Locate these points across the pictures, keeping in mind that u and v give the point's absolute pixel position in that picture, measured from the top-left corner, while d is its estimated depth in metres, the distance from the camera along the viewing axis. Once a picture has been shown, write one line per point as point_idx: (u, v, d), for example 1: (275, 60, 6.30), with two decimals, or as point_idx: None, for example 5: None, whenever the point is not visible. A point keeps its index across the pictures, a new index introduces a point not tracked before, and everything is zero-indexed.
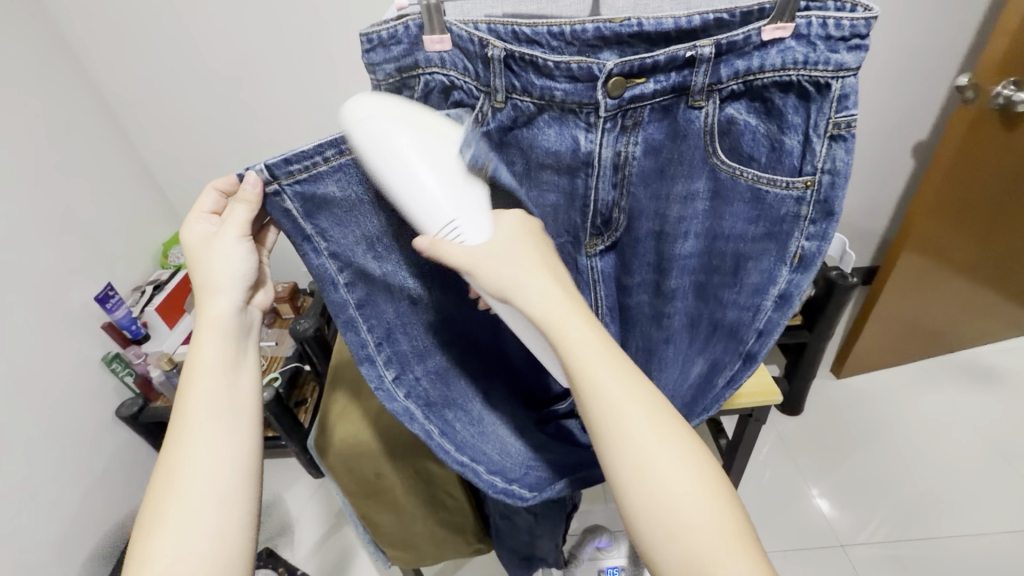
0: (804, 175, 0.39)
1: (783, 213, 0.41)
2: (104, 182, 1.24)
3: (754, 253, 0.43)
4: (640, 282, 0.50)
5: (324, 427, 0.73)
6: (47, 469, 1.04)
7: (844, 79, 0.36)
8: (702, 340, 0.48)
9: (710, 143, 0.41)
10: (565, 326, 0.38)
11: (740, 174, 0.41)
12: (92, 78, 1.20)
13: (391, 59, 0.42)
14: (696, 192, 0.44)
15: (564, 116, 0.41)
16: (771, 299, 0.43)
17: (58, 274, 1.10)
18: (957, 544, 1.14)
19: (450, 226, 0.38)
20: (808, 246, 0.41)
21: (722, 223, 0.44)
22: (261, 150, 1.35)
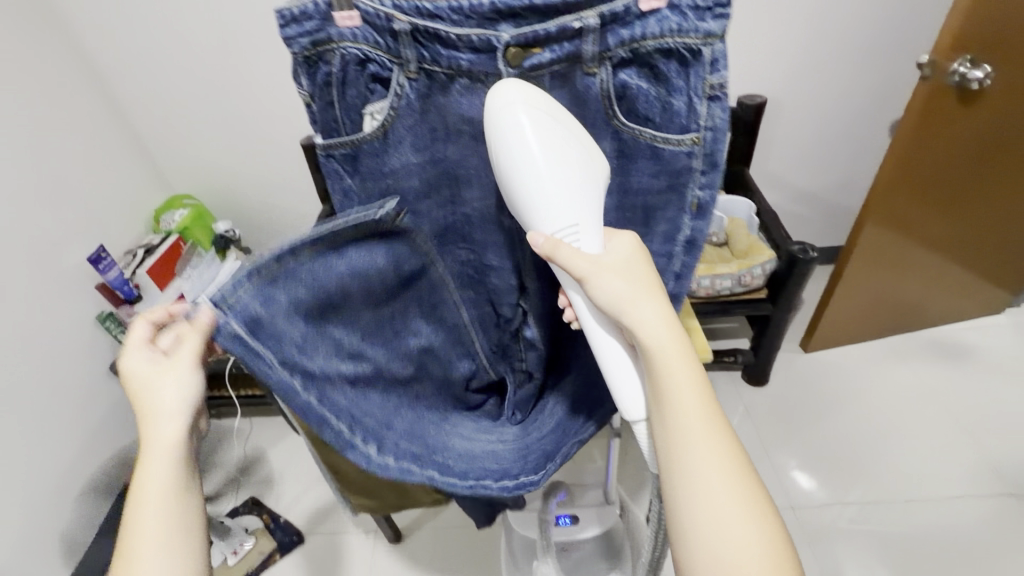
0: (690, 133, 0.45)
1: (678, 166, 0.46)
2: (97, 149, 1.29)
3: (661, 204, 0.49)
4: None
5: None
6: (45, 417, 1.12)
7: (713, 44, 0.42)
8: None
9: (610, 107, 0.45)
10: (667, 350, 0.45)
11: (640, 134, 0.46)
12: (82, 47, 1.24)
13: (304, 34, 0.43)
14: (604, 154, 0.48)
15: (473, 85, 0.44)
16: (680, 245, 0.50)
17: (51, 235, 1.16)
18: (900, 507, 1.20)
19: (570, 229, 0.45)
20: (702, 196, 0.48)
21: (630, 180, 0.48)
22: (248, 120, 1.38)
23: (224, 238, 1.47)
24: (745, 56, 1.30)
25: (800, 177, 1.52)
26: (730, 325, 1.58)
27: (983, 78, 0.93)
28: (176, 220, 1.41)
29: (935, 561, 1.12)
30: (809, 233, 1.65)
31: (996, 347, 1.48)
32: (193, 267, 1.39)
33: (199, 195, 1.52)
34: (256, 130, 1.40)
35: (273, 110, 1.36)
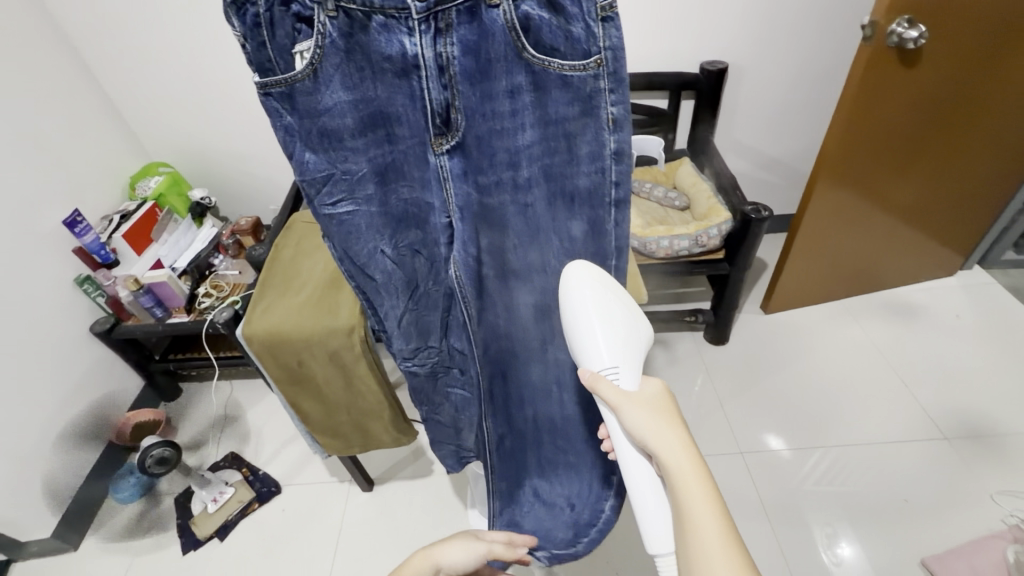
0: (593, 56, 0.48)
1: (588, 90, 0.50)
2: (70, 115, 1.30)
3: (578, 129, 0.53)
4: (498, 180, 0.57)
5: (252, 319, 0.84)
6: (25, 370, 1.17)
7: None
8: (564, 211, 0.60)
9: (516, 39, 0.48)
10: (682, 469, 0.52)
11: (549, 65, 0.49)
12: (50, 11, 1.25)
13: None
14: (519, 86, 0.51)
15: (389, 23, 0.47)
16: (610, 158, 0.55)
17: (26, 197, 1.19)
18: (843, 451, 1.27)
19: (612, 370, 0.58)
20: (616, 111, 0.52)
21: (547, 111, 0.52)
22: (223, 89, 1.40)
23: (200, 206, 1.51)
24: (708, 22, 1.33)
25: (762, 144, 1.56)
26: (693, 288, 1.64)
27: (917, 38, 0.97)
28: (151, 187, 1.44)
29: (874, 497, 1.19)
30: (774, 201, 1.70)
31: (944, 306, 1.55)
32: (169, 233, 1.43)
33: (176, 162, 1.54)
34: (228, 98, 1.42)
35: (243, 77, 1.38)
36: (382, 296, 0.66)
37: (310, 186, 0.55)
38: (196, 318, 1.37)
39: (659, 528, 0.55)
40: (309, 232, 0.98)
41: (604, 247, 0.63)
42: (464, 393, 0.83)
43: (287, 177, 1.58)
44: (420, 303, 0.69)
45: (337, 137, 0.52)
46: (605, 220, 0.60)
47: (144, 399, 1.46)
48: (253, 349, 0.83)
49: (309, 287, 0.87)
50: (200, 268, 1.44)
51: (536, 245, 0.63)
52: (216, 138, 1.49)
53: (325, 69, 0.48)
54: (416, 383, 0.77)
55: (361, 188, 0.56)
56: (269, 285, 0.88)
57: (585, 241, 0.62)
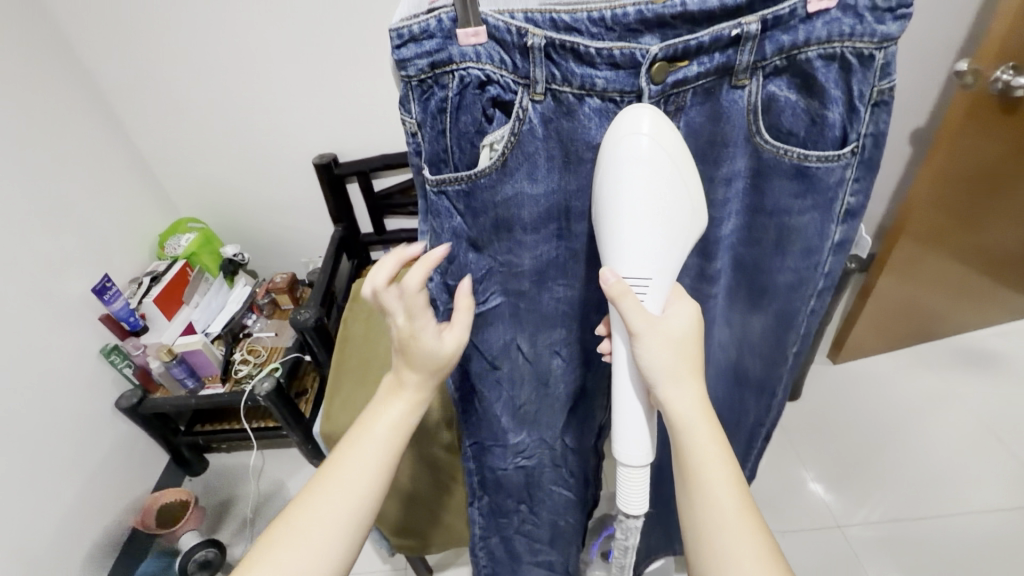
0: (850, 144, 0.43)
1: (830, 182, 0.45)
2: (99, 173, 1.22)
3: (799, 224, 0.48)
4: (684, 267, 0.54)
5: (329, 414, 0.75)
6: (41, 458, 1.05)
7: (888, 48, 0.39)
8: (745, 301, 0.57)
9: (753, 121, 0.43)
10: (696, 426, 0.45)
11: (784, 153, 0.44)
12: (83, 67, 1.18)
13: (424, 54, 0.41)
14: (738, 172, 0.47)
15: (605, 108, 0.43)
16: (829, 249, 0.49)
17: (50, 265, 1.09)
18: (948, 524, 1.16)
19: (642, 283, 0.44)
20: (853, 202, 0.46)
21: (765, 199, 0.48)
22: (262, 143, 1.31)
23: (232, 263, 1.40)
24: None
25: None
26: None
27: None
28: (183, 245, 1.32)
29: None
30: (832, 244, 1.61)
31: None
32: (201, 294, 1.32)
33: (205, 217, 1.45)
34: (265, 151, 1.33)
35: (278, 130, 1.29)
36: (502, 389, 0.62)
37: (465, 287, 0.52)
38: (231, 389, 1.25)
39: (636, 453, 0.49)
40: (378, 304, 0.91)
41: (785, 340, 0.58)
42: (568, 495, 0.78)
43: (324, 229, 1.48)
44: (543, 399, 0.66)
45: (509, 227, 0.48)
46: (798, 316, 0.55)
47: (168, 477, 1.33)
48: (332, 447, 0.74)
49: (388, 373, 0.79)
50: (233, 331, 1.32)
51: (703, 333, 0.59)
52: (249, 192, 1.40)
53: (515, 158, 0.44)
54: (506, 475, 0.72)
55: (519, 283, 0.53)
56: (343, 372, 0.80)
57: (766, 336, 0.58)
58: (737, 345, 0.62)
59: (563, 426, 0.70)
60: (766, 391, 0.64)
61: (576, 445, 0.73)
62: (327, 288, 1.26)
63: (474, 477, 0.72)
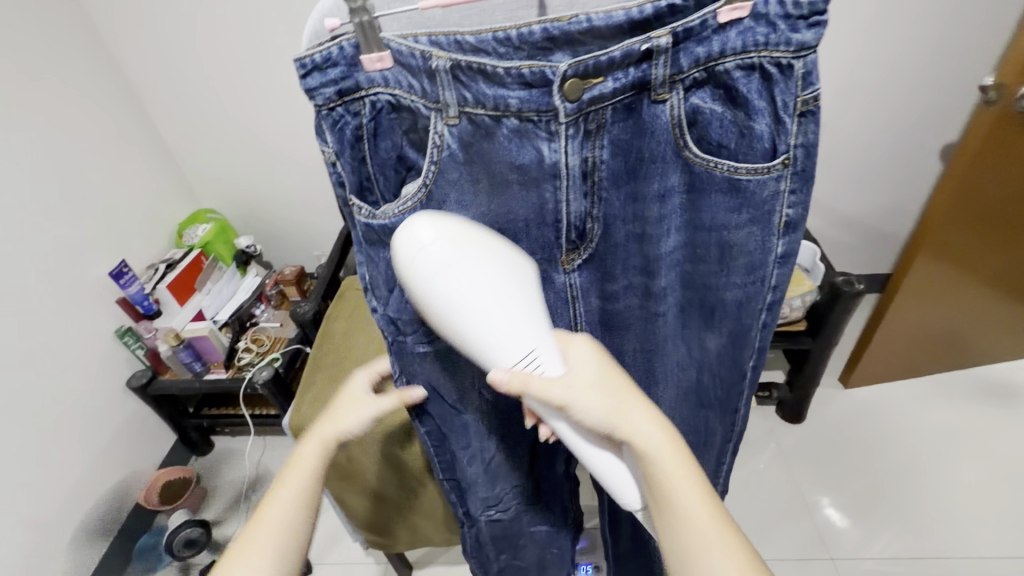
0: (780, 156, 0.42)
1: (764, 195, 0.43)
2: (122, 161, 1.28)
3: (739, 240, 0.46)
4: (627, 285, 0.52)
5: (298, 408, 0.78)
6: (53, 429, 1.11)
7: (806, 57, 0.38)
8: (698, 323, 0.54)
9: (679, 136, 0.42)
10: (662, 456, 0.45)
11: (715, 166, 0.43)
12: (114, 59, 1.25)
13: (329, 82, 0.41)
14: (671, 188, 0.45)
15: (523, 127, 0.42)
16: (773, 262, 0.47)
17: (73, 249, 1.16)
18: (953, 567, 1.08)
19: (531, 358, 0.44)
20: (791, 214, 0.44)
21: (701, 215, 0.46)
22: (275, 137, 1.35)
23: (245, 254, 1.46)
24: None
25: (843, 203, 1.40)
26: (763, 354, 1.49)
27: None
28: (199, 235, 1.38)
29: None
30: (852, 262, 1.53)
31: None
32: (214, 281, 1.38)
33: (221, 207, 1.51)
34: (278, 144, 1.37)
35: (289, 126, 1.33)
36: (469, 438, 0.65)
37: (407, 324, 0.53)
38: (234, 375, 1.30)
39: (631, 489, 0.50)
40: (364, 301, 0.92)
41: (742, 356, 0.55)
42: (548, 527, 0.81)
43: (331, 224, 1.51)
44: (510, 438, 0.68)
45: None
46: (751, 332, 0.52)
47: (175, 455, 1.39)
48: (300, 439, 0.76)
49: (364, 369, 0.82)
50: (242, 320, 1.38)
51: (657, 352, 0.57)
52: (262, 185, 1.45)
53: (440, 188, 0.44)
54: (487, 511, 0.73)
55: None
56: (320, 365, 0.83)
57: (722, 357, 0.56)
58: (696, 368, 0.58)
59: (532, 459, 0.72)
60: (728, 408, 0.61)
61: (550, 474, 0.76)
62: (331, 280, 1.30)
63: (460, 509, 0.73)
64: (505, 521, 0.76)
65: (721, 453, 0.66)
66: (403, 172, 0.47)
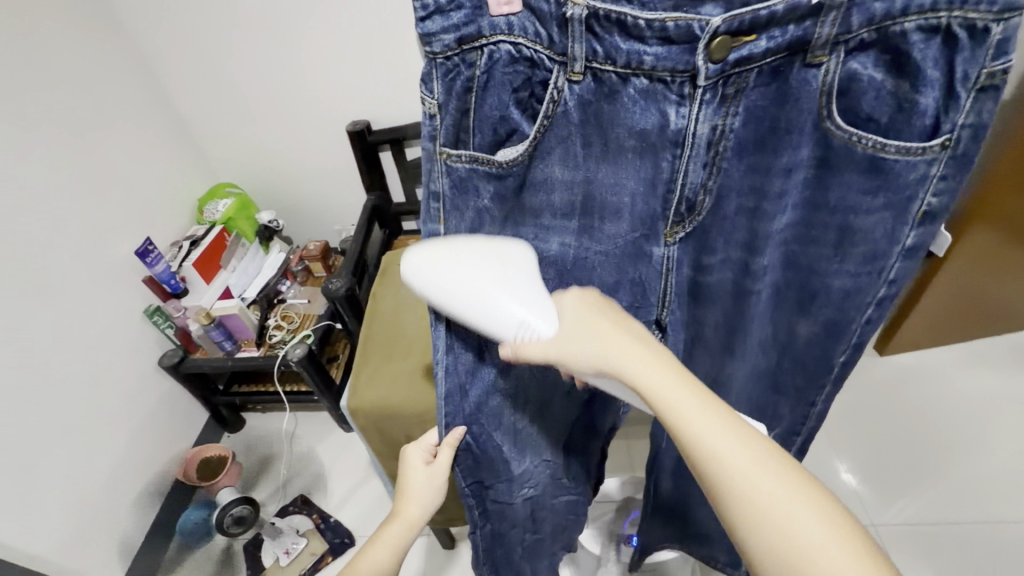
0: (940, 136, 0.38)
1: (908, 178, 0.40)
2: (138, 134, 1.23)
3: (864, 226, 0.43)
4: (724, 259, 0.50)
5: (357, 387, 0.82)
6: (88, 409, 1.10)
7: (1009, 20, 0.33)
8: (794, 306, 0.51)
9: (824, 105, 0.39)
10: (645, 383, 0.41)
11: (858, 142, 0.40)
12: (125, 26, 1.18)
13: (451, 29, 0.39)
14: (800, 162, 0.43)
15: (652, 87, 0.41)
16: (897, 254, 0.44)
17: (93, 225, 1.12)
18: (996, 531, 1.08)
19: (523, 327, 0.42)
20: (935, 203, 0.41)
21: (828, 194, 0.43)
22: (292, 102, 1.28)
23: (268, 229, 1.41)
24: None
25: None
26: None
27: None
28: (221, 210, 1.33)
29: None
30: None
31: None
32: (238, 259, 1.34)
33: (241, 181, 1.46)
34: (297, 114, 1.30)
35: (309, 94, 1.26)
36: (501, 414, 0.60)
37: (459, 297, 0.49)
38: (266, 352, 1.28)
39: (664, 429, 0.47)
40: (406, 276, 0.97)
41: (833, 347, 0.52)
42: (570, 498, 0.75)
43: (355, 197, 1.46)
44: (550, 412, 0.65)
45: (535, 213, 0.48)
46: (851, 325, 0.50)
47: (208, 433, 1.39)
48: (358, 421, 0.81)
49: (417, 350, 0.85)
50: (268, 297, 1.36)
51: (740, 330, 0.55)
52: (282, 158, 1.39)
53: (546, 142, 0.44)
54: (513, 506, 0.69)
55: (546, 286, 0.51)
56: (372, 349, 0.88)
57: (811, 344, 0.53)
58: (778, 353, 0.57)
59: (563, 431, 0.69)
60: (803, 399, 0.59)
61: (580, 450, 0.73)
62: (359, 256, 1.26)
63: (477, 510, 0.68)
64: (528, 515, 0.72)
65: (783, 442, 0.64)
66: (503, 134, 0.44)
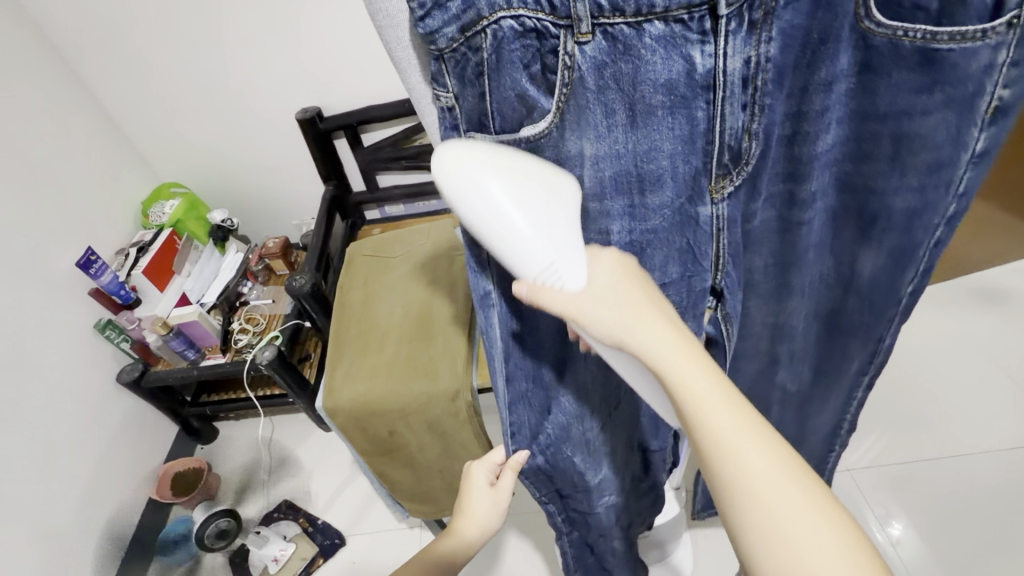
0: (1006, 13, 0.32)
1: (968, 72, 0.35)
2: (66, 136, 1.13)
3: (923, 130, 0.39)
4: (769, 195, 0.47)
5: (332, 388, 0.80)
6: (44, 437, 1.02)
7: None
8: (852, 233, 0.48)
9: (861, 3, 0.35)
10: (667, 362, 0.37)
11: (903, 35, 0.35)
12: (34, 17, 1.07)
13: (451, 20, 0.36)
14: (841, 73, 0.39)
15: (671, 32, 0.37)
16: (965, 163, 0.39)
17: (25, 239, 1.03)
18: None
19: (549, 272, 0.36)
20: (1006, 94, 0.35)
21: (876, 101, 0.40)
22: (231, 90, 1.19)
23: (221, 229, 1.34)
24: None
25: None
26: None
27: None
28: (167, 212, 1.26)
29: (1018, 528, 0.92)
30: None
31: None
32: (192, 263, 1.26)
33: (187, 181, 1.37)
34: (240, 105, 1.22)
35: (252, 83, 1.18)
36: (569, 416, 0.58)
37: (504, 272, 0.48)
38: (232, 359, 1.22)
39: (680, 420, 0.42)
40: (373, 267, 0.93)
41: (899, 277, 0.47)
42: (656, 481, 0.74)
43: (313, 189, 1.39)
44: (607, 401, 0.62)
45: None
46: (919, 248, 0.45)
47: (181, 446, 1.34)
48: (336, 420, 0.79)
49: (392, 341, 0.83)
50: (229, 299, 1.29)
51: (793, 266, 0.51)
52: (230, 153, 1.31)
53: (573, 111, 0.40)
54: (597, 515, 0.69)
55: None
56: (345, 344, 0.85)
57: (876, 278, 0.49)
58: (840, 287, 0.53)
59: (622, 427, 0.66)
60: (870, 336, 0.54)
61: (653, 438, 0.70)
62: (322, 251, 1.20)
63: (560, 516, 0.67)
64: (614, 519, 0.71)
65: (848, 392, 0.63)
66: (524, 113, 0.39)
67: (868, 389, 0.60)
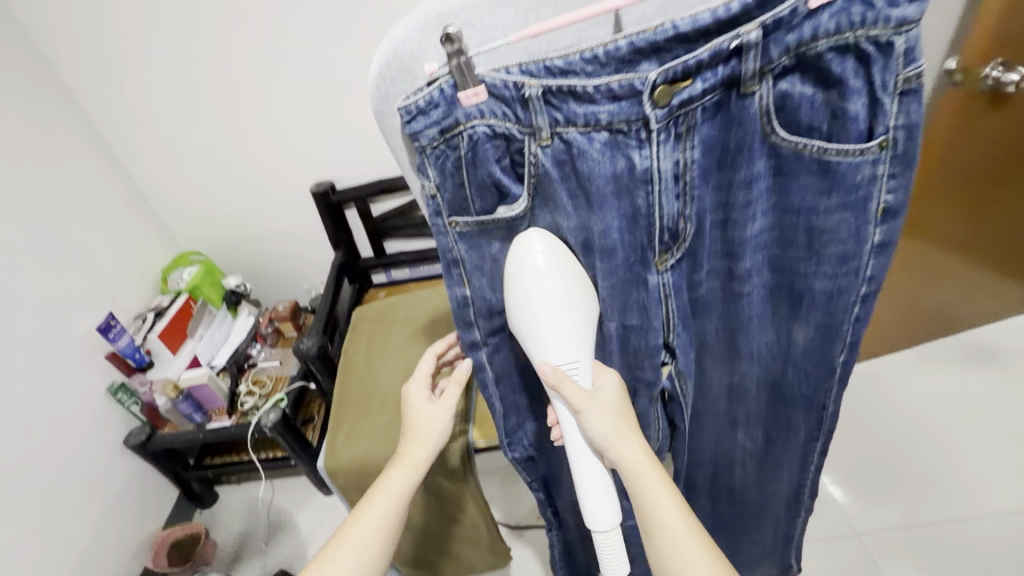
0: (876, 137, 0.40)
1: (858, 179, 0.42)
2: (98, 212, 1.23)
3: (828, 224, 0.45)
4: (711, 270, 0.52)
5: (333, 448, 0.83)
6: (45, 501, 1.04)
7: (907, 32, 0.35)
8: (789, 311, 0.52)
9: (767, 124, 0.42)
10: (641, 471, 0.49)
11: (804, 147, 0.42)
12: (82, 110, 1.21)
13: (432, 124, 0.43)
14: (758, 174, 0.45)
15: (615, 138, 0.43)
16: (868, 251, 0.45)
17: (49, 307, 1.10)
18: None
19: (572, 365, 0.49)
20: (891, 200, 0.42)
21: (790, 197, 0.45)
22: (252, 170, 1.30)
23: (235, 294, 1.41)
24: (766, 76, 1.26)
25: None
26: None
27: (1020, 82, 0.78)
28: (186, 278, 1.33)
29: None
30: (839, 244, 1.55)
31: None
32: (205, 327, 1.31)
33: (207, 250, 1.46)
34: (260, 182, 1.33)
35: (271, 163, 1.29)
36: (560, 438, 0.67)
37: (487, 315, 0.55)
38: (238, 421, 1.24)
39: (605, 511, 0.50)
40: (374, 330, 0.98)
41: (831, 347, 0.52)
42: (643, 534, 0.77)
43: (324, 256, 1.47)
44: None
45: None
46: (842, 325, 0.50)
47: (180, 511, 1.33)
48: (337, 480, 0.81)
49: (392, 401, 0.86)
50: (238, 362, 1.33)
51: (739, 331, 0.55)
52: (248, 224, 1.41)
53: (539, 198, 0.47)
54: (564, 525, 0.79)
55: None
56: (347, 404, 0.88)
57: (810, 351, 0.53)
58: (781, 358, 0.56)
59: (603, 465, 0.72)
60: (813, 406, 0.58)
61: None
62: (329, 315, 1.26)
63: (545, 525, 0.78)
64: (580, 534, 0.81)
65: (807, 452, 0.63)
66: (499, 196, 0.47)
67: (822, 454, 0.61)
